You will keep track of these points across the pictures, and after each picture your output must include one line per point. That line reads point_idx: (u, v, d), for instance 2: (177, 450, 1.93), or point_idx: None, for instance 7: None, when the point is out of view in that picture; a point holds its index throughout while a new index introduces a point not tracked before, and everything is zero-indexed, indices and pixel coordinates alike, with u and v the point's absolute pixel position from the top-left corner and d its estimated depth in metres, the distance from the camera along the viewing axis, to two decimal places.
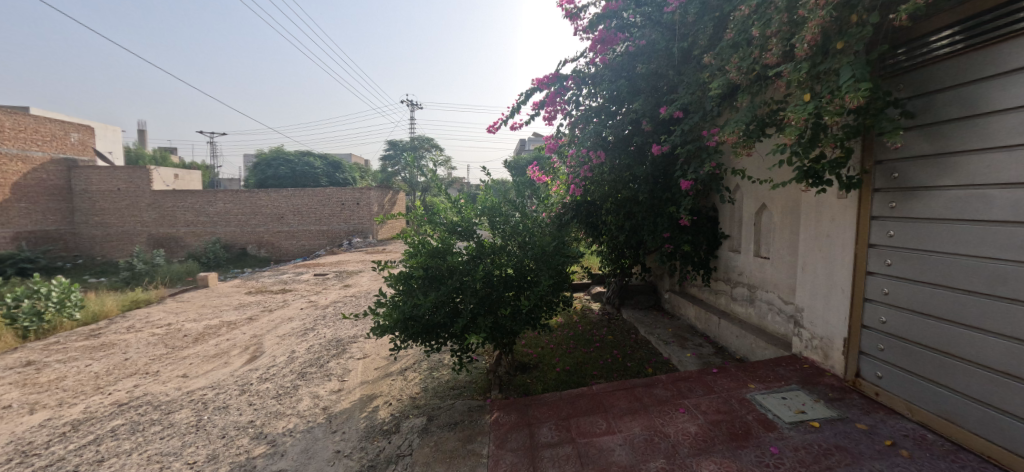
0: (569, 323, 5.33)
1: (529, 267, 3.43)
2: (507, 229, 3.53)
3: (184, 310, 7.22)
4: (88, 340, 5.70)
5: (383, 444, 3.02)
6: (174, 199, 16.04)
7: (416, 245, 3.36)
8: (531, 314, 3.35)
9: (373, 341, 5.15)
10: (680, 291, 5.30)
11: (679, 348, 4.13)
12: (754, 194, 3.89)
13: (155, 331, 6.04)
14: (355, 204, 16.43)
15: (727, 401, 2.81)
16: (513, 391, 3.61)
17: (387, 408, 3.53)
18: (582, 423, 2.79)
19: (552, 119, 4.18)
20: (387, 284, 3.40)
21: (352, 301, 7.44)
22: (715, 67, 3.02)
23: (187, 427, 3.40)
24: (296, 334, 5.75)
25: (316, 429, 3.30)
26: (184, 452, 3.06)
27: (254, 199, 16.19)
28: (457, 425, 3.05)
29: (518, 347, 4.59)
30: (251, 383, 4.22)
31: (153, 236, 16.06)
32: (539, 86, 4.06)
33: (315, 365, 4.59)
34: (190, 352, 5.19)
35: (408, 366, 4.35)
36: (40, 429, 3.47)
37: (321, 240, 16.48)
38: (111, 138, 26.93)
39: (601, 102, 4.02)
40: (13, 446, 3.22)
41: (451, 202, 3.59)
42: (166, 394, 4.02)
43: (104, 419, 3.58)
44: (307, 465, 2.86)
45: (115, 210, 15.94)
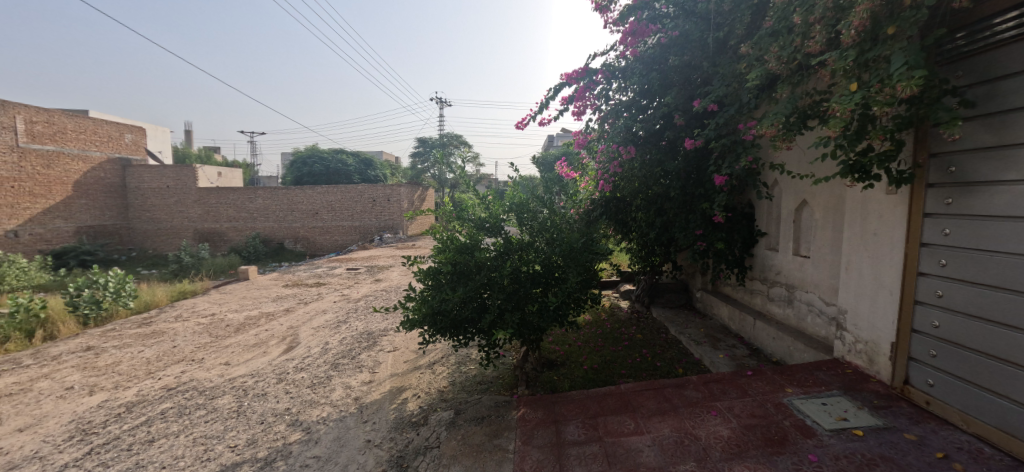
0: (597, 321, 5.28)
1: (557, 263, 3.40)
2: (535, 225, 3.52)
3: (226, 301, 7.61)
4: (141, 327, 6.10)
5: (411, 435, 3.09)
6: (217, 196, 16.88)
7: (444, 241, 3.40)
8: (558, 311, 3.32)
9: (403, 335, 5.27)
10: (713, 291, 5.16)
11: (711, 349, 4.01)
12: (793, 189, 3.71)
13: (200, 321, 6.39)
14: (386, 200, 16.82)
15: (762, 405, 2.72)
16: (539, 387, 3.60)
17: (416, 401, 3.61)
18: (609, 422, 2.76)
19: (581, 114, 4.11)
20: (416, 279, 3.45)
21: (382, 295, 7.63)
22: (753, 57, 2.89)
23: (229, 413, 3.58)
24: (330, 326, 5.95)
25: (348, 419, 3.40)
26: (225, 436, 3.22)
27: (291, 196, 16.82)
28: (484, 419, 3.08)
29: (545, 344, 4.58)
30: (287, 372, 4.40)
31: (198, 231, 16.97)
32: (568, 82, 4.01)
33: (347, 357, 4.74)
34: (232, 341, 5.46)
35: (436, 360, 4.42)
36: (98, 409, 3.73)
37: (354, 236, 16.96)
38: (160, 139, 28.55)
39: (632, 96, 3.93)
40: (75, 424, 3.49)
41: (479, 199, 3.60)
42: (210, 381, 4.25)
43: (155, 402, 3.82)
44: (339, 453, 2.95)
45: (164, 207, 16.92)
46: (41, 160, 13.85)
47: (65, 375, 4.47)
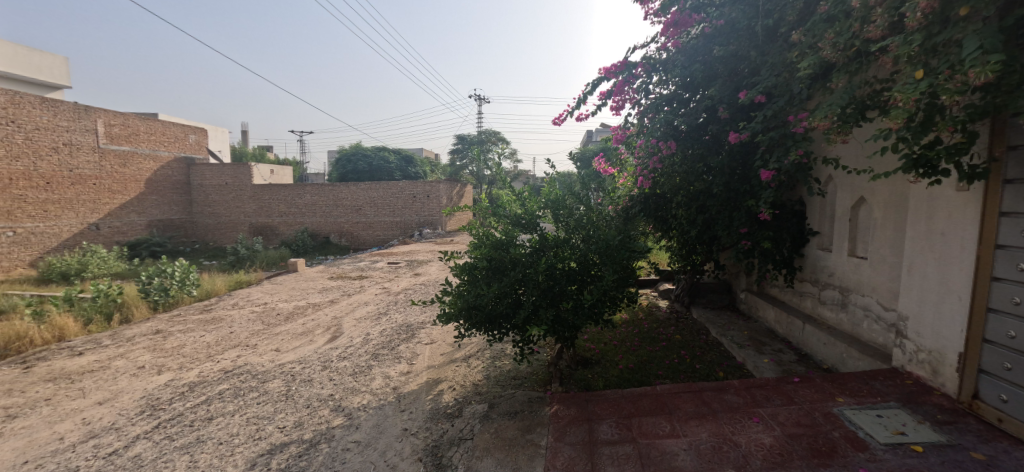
0: (634, 320, 5.18)
1: (593, 261, 3.37)
2: (571, 222, 3.50)
3: (278, 291, 8.08)
4: (202, 314, 6.60)
5: (446, 426, 3.16)
6: (270, 192, 17.90)
7: (480, 237, 3.46)
8: (593, 309, 3.27)
9: (440, 328, 5.38)
10: (758, 292, 4.94)
11: (755, 353, 3.84)
12: (849, 186, 3.47)
13: (254, 309, 6.84)
14: (425, 196, 17.23)
15: (809, 414, 2.57)
16: (574, 385, 3.58)
17: (451, 393, 3.69)
18: (644, 424, 2.70)
19: (620, 109, 4.02)
20: (452, 274, 3.51)
21: (421, 289, 7.84)
22: (805, 44, 2.71)
23: (278, 396, 3.81)
24: (371, 317, 6.20)
25: (387, 407, 3.53)
26: (275, 417, 3.44)
27: (336, 192, 17.56)
28: (517, 414, 3.11)
29: (580, 341, 4.55)
30: (331, 360, 4.62)
31: (253, 225, 18.07)
32: (606, 76, 3.94)
33: (387, 348, 4.92)
34: (281, 329, 5.81)
35: (471, 354, 4.49)
36: (165, 388, 4.08)
37: (394, 231, 17.48)
38: (220, 138, 30.67)
39: (673, 90, 3.81)
40: (145, 400, 3.84)
41: (515, 195, 3.60)
42: (262, 365, 4.54)
43: (213, 383, 4.13)
44: (378, 439, 3.07)
45: (223, 203, 18.13)
46: (118, 159, 15.23)
47: (138, 355, 4.92)
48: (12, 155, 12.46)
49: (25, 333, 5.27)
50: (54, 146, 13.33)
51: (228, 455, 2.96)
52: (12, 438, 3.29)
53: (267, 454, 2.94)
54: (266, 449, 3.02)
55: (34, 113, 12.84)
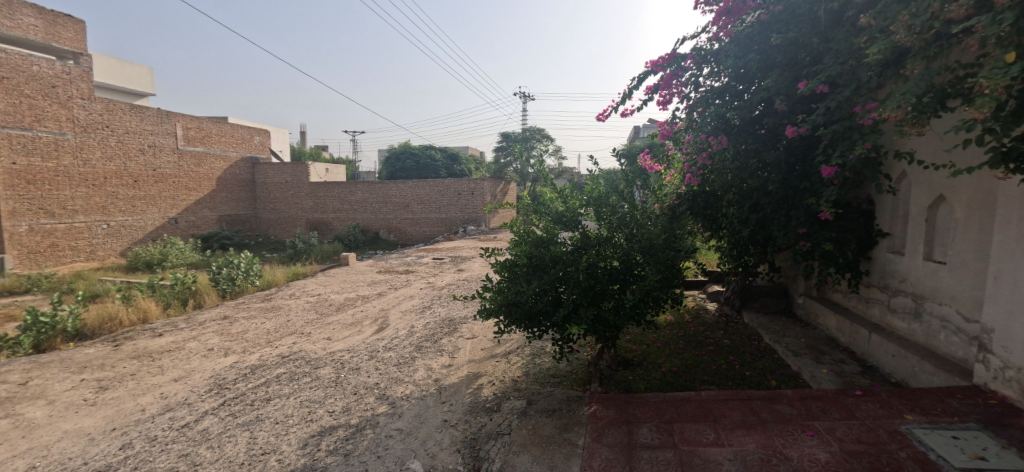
0: (679, 322, 4.99)
1: (636, 260, 3.29)
2: (614, 220, 3.43)
3: (331, 283, 8.55)
4: (263, 302, 7.13)
5: (485, 420, 3.21)
6: (325, 189, 18.88)
7: (521, 234, 3.47)
8: (635, 310, 3.18)
9: (481, 323, 5.47)
10: (818, 297, 4.61)
11: (812, 362, 3.59)
12: (926, 183, 3.15)
13: (309, 299, 7.28)
14: (470, 193, 17.52)
15: (872, 431, 2.38)
16: (614, 386, 3.51)
17: (490, 388, 3.74)
18: (686, 429, 2.61)
19: (667, 103, 3.87)
20: (493, 270, 3.53)
21: (464, 284, 8.01)
22: (875, 28, 2.49)
23: (329, 382, 4.04)
24: (416, 310, 6.42)
25: (428, 398, 3.64)
26: (325, 402, 3.65)
27: (386, 189, 18.25)
28: (555, 412, 3.11)
29: (622, 342, 4.46)
30: (378, 351, 4.83)
31: (310, 220, 19.17)
32: (653, 69, 3.81)
33: (430, 340, 5.06)
34: (333, 319, 6.15)
35: (511, 350, 4.53)
36: (230, 369, 4.45)
37: (440, 227, 17.92)
38: (281, 139, 32.86)
39: (725, 82, 3.63)
40: (214, 379, 4.20)
41: (557, 193, 3.58)
42: (315, 353, 4.82)
43: (272, 366, 4.45)
44: (419, 428, 3.17)
45: (283, 199, 19.35)
46: (194, 160, 16.74)
47: (208, 338, 5.39)
48: (107, 157, 13.99)
49: (116, 314, 5.95)
50: (140, 148, 14.88)
51: (283, 434, 3.18)
52: (104, 407, 3.72)
53: (317, 436, 3.13)
54: (317, 430, 3.21)
55: (124, 119, 14.35)
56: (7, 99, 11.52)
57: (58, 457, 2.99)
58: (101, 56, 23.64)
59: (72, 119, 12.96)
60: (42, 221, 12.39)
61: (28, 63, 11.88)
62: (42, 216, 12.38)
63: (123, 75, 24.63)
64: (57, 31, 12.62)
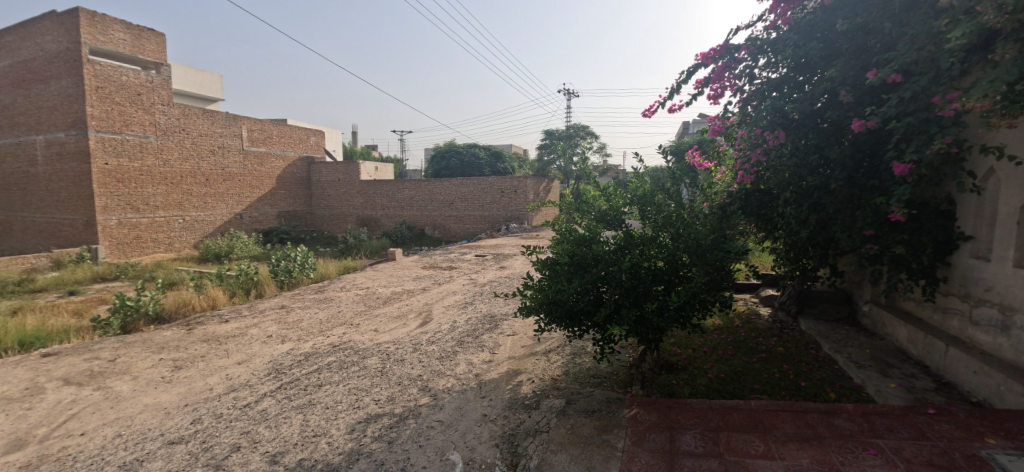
0: (728, 326, 4.78)
1: (682, 261, 3.18)
2: (659, 219, 3.34)
3: (378, 277, 8.92)
4: (317, 294, 7.56)
5: (524, 416, 3.23)
6: (374, 187, 19.64)
7: (563, 232, 3.43)
8: (680, 312, 3.07)
9: (522, 320, 5.50)
10: (887, 305, 4.24)
11: (878, 375, 3.31)
12: (1019, 181, 2.81)
13: (359, 292, 7.63)
14: (513, 191, 17.59)
15: (946, 453, 2.17)
16: (656, 389, 3.41)
17: (530, 385, 3.76)
18: (733, 439, 2.50)
19: (718, 97, 3.69)
20: (534, 268, 3.51)
21: (505, 281, 8.07)
22: (959, 10, 2.27)
23: (375, 372, 4.22)
24: (458, 306, 6.56)
25: (468, 392, 3.71)
26: (371, 390, 3.81)
27: (432, 187, 18.74)
28: (594, 413, 3.07)
29: (666, 345, 4.33)
30: (421, 344, 4.98)
31: (360, 217, 20.03)
32: (704, 62, 3.65)
33: (471, 336, 5.16)
34: (380, 311, 6.42)
35: (551, 348, 4.52)
36: (287, 355, 4.76)
37: (483, 225, 18.15)
38: (334, 139, 34.63)
39: (784, 73, 3.41)
40: (272, 364, 4.52)
41: (601, 191, 3.53)
42: (362, 343, 5.05)
43: (324, 354, 4.72)
44: (459, 421, 3.24)
45: (336, 196, 20.36)
46: (257, 159, 18.02)
47: (267, 326, 5.79)
48: (183, 157, 15.36)
49: (189, 301, 6.53)
50: (211, 149, 16.20)
51: (333, 418, 3.37)
52: (178, 384, 4.10)
53: (364, 422, 3.28)
54: (363, 417, 3.37)
55: (198, 122, 15.67)
56: (101, 107, 12.92)
57: (140, 427, 3.34)
58: (179, 65, 25.90)
59: (154, 123, 14.32)
60: (129, 215, 13.79)
61: (118, 73, 13.27)
62: (129, 211, 13.79)
63: (196, 82, 26.88)
64: (142, 44, 13.99)
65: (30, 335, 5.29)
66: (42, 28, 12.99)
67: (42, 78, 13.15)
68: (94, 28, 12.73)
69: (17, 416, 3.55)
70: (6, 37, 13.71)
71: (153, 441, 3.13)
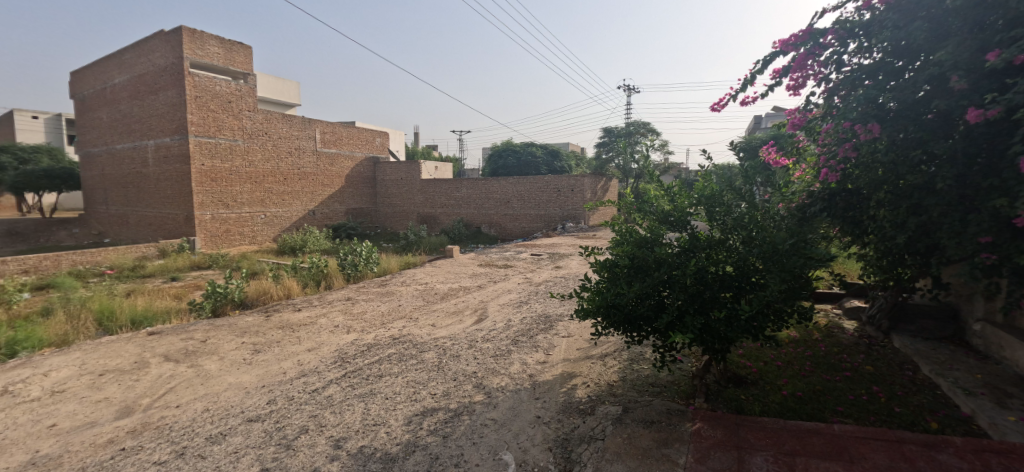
0: (805, 340, 4.35)
1: (755, 266, 2.93)
2: (729, 221, 3.11)
3: (437, 273, 9.19)
4: (379, 287, 7.93)
5: (578, 421, 3.14)
6: (434, 186, 20.29)
7: (623, 233, 3.31)
8: (751, 322, 2.83)
9: (577, 322, 5.39)
10: (1005, 324, 3.64)
11: (994, 406, 2.84)
12: None
13: (418, 287, 7.90)
14: (570, 190, 17.38)
15: None
16: (722, 404, 3.17)
17: (584, 389, 3.66)
18: (813, 466, 2.26)
19: (800, 87, 3.35)
20: (592, 270, 3.39)
21: (561, 282, 7.99)
22: None
23: (432, 366, 4.33)
24: (513, 304, 6.58)
25: (522, 392, 3.69)
26: (428, 384, 3.92)
27: (489, 186, 19.01)
28: (653, 424, 2.92)
29: (733, 356, 4.03)
30: (476, 340, 5.05)
31: (420, 215, 20.79)
32: (782, 49, 3.33)
33: (526, 335, 5.14)
34: (438, 307, 6.60)
35: (607, 353, 4.38)
36: (351, 345, 5.03)
37: (539, 224, 18.11)
38: (397, 139, 36.40)
39: (879, 58, 3.03)
40: (338, 352, 4.79)
41: (664, 190, 3.36)
42: (420, 337, 5.21)
43: (384, 346, 4.92)
44: (513, 421, 3.23)
45: (398, 195, 21.28)
46: (328, 160, 19.34)
47: (335, 316, 6.17)
48: (266, 158, 16.83)
49: (268, 290, 7.13)
50: (289, 151, 17.62)
51: (392, 409, 3.50)
52: (258, 366, 4.48)
53: (420, 415, 3.37)
54: (419, 410, 3.46)
55: (278, 126, 17.09)
56: (199, 114, 14.50)
57: (224, 404, 3.68)
58: (264, 74, 28.51)
59: (242, 127, 15.83)
60: (220, 211, 15.35)
61: (213, 84, 14.83)
62: (220, 207, 15.34)
63: (278, 90, 29.43)
64: (233, 56, 15.51)
65: (139, 315, 6.05)
66: (154, 46, 14.81)
67: (153, 90, 14.99)
68: (194, 44, 14.30)
69: (127, 386, 4.06)
70: (127, 55, 15.79)
71: (235, 417, 3.44)
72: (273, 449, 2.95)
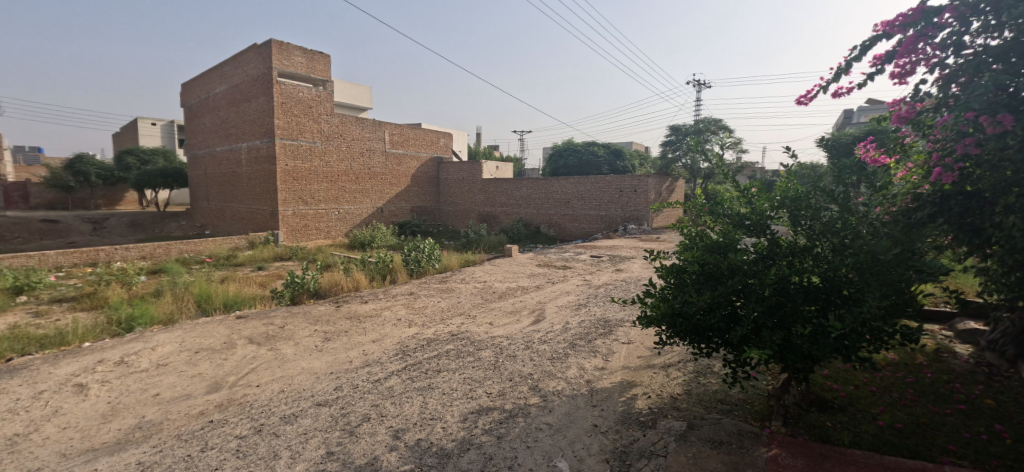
0: (907, 364, 3.81)
1: (847, 278, 2.59)
2: (817, 226, 2.78)
3: (495, 271, 9.29)
4: (440, 283, 8.16)
5: (637, 434, 2.98)
6: (494, 186, 20.57)
7: (693, 237, 3.08)
8: (842, 341, 2.50)
9: (638, 329, 5.16)
10: None
11: None
12: None
13: (477, 285, 8.03)
14: (633, 191, 16.80)
15: None
16: (804, 430, 2.84)
17: (645, 400, 3.47)
18: None
19: (906, 75, 2.92)
20: (657, 275, 3.20)
21: (621, 285, 7.72)
22: None
23: (488, 364, 4.35)
24: (571, 307, 6.46)
25: (579, 399, 3.58)
26: (484, 382, 3.94)
27: (549, 186, 18.90)
28: (722, 445, 2.70)
29: (817, 376, 3.62)
30: (533, 342, 5.00)
31: (481, 213, 21.17)
32: (886, 32, 2.92)
33: (584, 339, 5.00)
34: (495, 306, 6.64)
35: (671, 363, 4.14)
36: (413, 338, 5.21)
37: (599, 225, 17.71)
38: (460, 140, 37.46)
39: (1012, 37, 2.56)
40: (400, 345, 4.98)
41: (740, 192, 3.08)
42: (478, 335, 5.28)
43: (443, 342, 5.04)
44: (568, 428, 3.13)
45: (460, 194, 21.84)
46: (396, 160, 20.32)
47: (398, 309, 6.43)
48: (341, 159, 18.04)
49: (339, 281, 7.61)
50: (361, 152, 18.75)
51: (449, 404, 3.56)
52: (327, 353, 4.78)
53: (475, 413, 3.39)
54: (475, 408, 3.48)
55: (352, 129, 18.25)
56: (284, 118, 15.87)
57: (297, 387, 3.96)
58: (341, 81, 30.64)
59: (321, 130, 17.10)
60: (300, 207, 16.70)
61: (297, 90, 16.16)
62: (300, 204, 16.68)
63: (352, 95, 31.55)
64: (314, 65, 16.79)
65: (230, 299, 6.73)
66: (248, 58, 16.43)
67: (247, 97, 16.65)
68: (281, 55, 15.67)
69: (218, 364, 4.51)
70: (226, 67, 17.66)
71: (306, 400, 3.68)
72: (338, 434, 3.11)
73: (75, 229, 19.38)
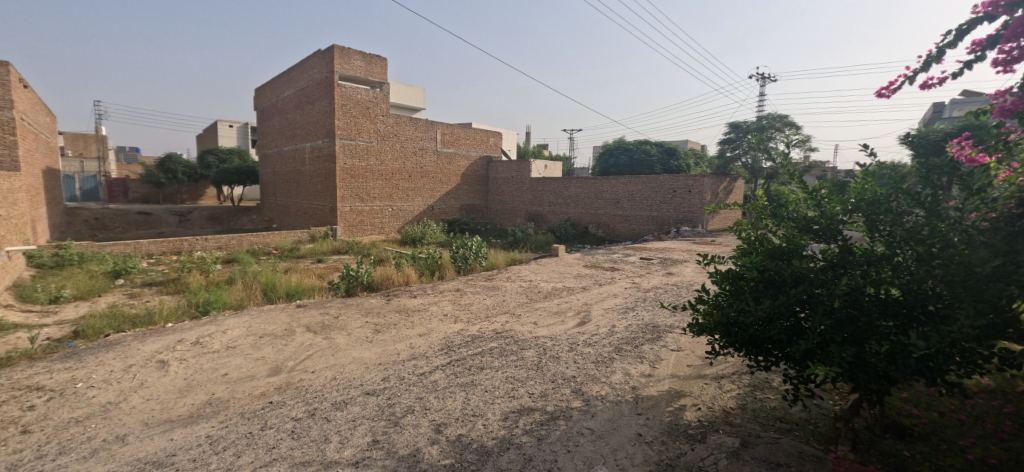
0: (1006, 391, 3.34)
1: (934, 292, 2.29)
2: (898, 233, 2.49)
3: (541, 271, 9.25)
4: (486, 281, 8.25)
5: (685, 447, 2.84)
6: (542, 185, 20.50)
7: (752, 242, 2.89)
8: (925, 363, 2.22)
9: (689, 336, 4.92)
10: None
11: None
12: None
13: (522, 284, 8.03)
14: (687, 191, 16.09)
15: None
16: (876, 458, 2.57)
17: (694, 412, 3.30)
18: None
19: (1015, 62, 2.55)
20: (711, 281, 3.04)
21: (672, 290, 7.41)
22: None
23: (531, 364, 4.34)
24: (618, 310, 6.28)
25: (623, 405, 3.47)
26: (526, 382, 3.92)
27: (598, 186, 18.54)
28: (779, 468, 2.50)
29: (893, 399, 3.27)
30: (578, 344, 4.91)
31: (528, 212, 21.18)
32: (990, 13, 2.55)
33: (631, 344, 4.84)
34: (540, 305, 6.61)
35: (724, 375, 3.91)
36: (458, 334, 5.30)
37: (650, 226, 17.14)
38: (510, 139, 37.73)
39: None
40: (445, 340, 5.08)
41: (807, 193, 2.84)
42: (522, 334, 5.27)
43: (487, 340, 5.09)
44: (611, 435, 3.04)
45: (509, 193, 21.99)
46: (447, 159, 20.82)
47: (444, 305, 6.58)
48: (396, 158, 18.76)
49: (390, 276, 7.91)
50: (414, 151, 19.39)
51: (491, 402, 3.58)
52: (377, 345, 4.98)
53: (516, 413, 3.38)
54: (516, 407, 3.48)
55: (406, 129, 18.91)
56: (344, 119, 16.76)
57: (348, 375, 4.16)
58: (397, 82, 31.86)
59: (377, 130, 17.88)
60: (357, 204, 17.58)
61: (356, 93, 17.00)
62: (357, 200, 17.56)
63: (407, 96, 32.72)
64: (371, 68, 17.57)
65: (292, 289, 7.21)
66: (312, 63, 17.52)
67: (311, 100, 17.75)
68: (342, 60, 16.55)
69: (279, 349, 4.84)
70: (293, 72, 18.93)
71: (355, 388, 3.85)
72: (383, 423, 3.23)
73: (165, 221, 21.63)
